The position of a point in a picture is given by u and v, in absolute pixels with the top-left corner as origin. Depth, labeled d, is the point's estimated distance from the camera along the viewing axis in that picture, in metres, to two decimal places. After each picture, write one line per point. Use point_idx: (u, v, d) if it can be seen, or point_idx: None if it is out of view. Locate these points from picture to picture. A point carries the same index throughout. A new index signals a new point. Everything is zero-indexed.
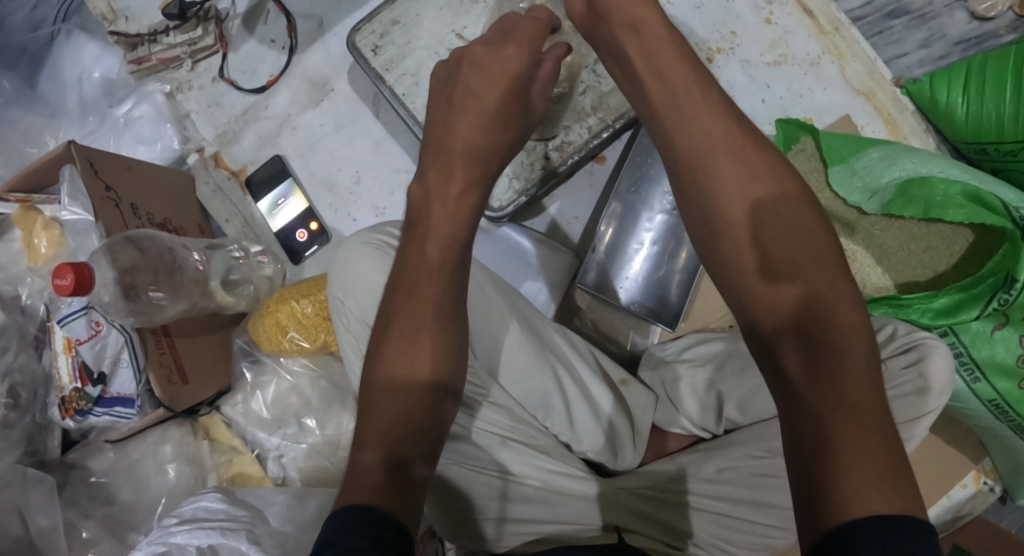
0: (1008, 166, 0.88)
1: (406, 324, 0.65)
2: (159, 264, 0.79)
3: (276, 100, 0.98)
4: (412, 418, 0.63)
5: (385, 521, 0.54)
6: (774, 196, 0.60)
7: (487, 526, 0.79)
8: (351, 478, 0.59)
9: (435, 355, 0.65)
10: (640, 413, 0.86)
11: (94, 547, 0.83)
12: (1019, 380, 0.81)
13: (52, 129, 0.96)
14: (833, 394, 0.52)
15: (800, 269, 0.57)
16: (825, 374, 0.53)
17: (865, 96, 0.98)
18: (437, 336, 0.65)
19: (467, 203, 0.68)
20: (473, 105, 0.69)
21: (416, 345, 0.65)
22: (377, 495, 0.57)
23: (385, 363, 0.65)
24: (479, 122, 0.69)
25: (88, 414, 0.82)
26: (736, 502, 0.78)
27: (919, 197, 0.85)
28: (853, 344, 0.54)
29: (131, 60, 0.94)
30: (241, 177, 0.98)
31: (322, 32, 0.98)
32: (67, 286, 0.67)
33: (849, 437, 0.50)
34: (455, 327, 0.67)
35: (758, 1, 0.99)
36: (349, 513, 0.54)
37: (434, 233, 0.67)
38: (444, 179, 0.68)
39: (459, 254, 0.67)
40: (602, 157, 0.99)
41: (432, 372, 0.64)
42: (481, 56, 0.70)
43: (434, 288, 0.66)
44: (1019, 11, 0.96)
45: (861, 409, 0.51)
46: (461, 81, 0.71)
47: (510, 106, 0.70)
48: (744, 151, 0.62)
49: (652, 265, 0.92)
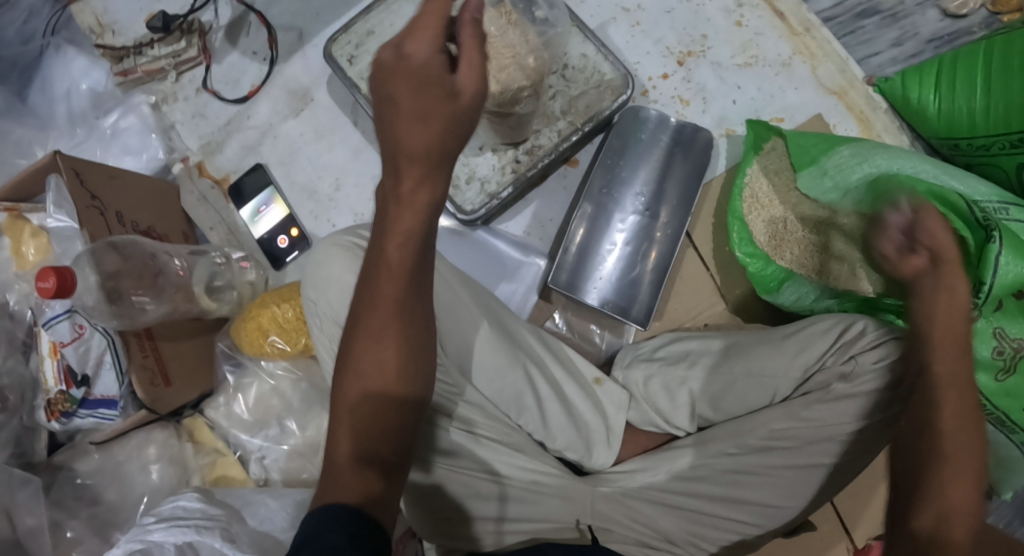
0: (980, 160, 0.90)
1: (373, 322, 0.64)
2: (143, 269, 0.82)
3: (259, 110, 1.01)
4: (382, 419, 0.64)
5: (357, 521, 0.58)
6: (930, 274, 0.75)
7: (472, 525, 0.81)
8: (336, 481, 0.62)
9: (405, 359, 0.65)
10: (614, 411, 0.88)
11: (78, 546, 0.85)
12: (995, 373, 0.83)
13: (41, 140, 0.99)
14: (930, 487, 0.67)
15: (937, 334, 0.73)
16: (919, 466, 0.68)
17: (837, 96, 0.98)
18: (403, 332, 0.64)
19: (423, 198, 0.61)
20: (390, 112, 0.60)
21: (383, 344, 0.64)
22: (359, 495, 0.60)
23: (354, 363, 0.64)
24: (412, 125, 0.60)
25: (74, 417, 0.84)
26: (710, 499, 0.81)
27: (885, 203, 0.86)
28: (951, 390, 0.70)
29: (118, 72, 0.98)
30: (223, 186, 1.00)
31: (302, 43, 1.01)
32: (50, 288, 0.70)
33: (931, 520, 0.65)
34: (419, 322, 0.65)
35: (729, 5, 1.00)
36: (325, 514, 0.58)
37: (393, 232, 0.62)
38: (396, 181, 0.61)
39: (419, 250, 0.63)
40: (575, 160, 0.97)
41: (400, 370, 0.65)
42: (384, 63, 0.61)
43: (396, 288, 0.63)
44: (992, 7, 0.96)
45: (962, 503, 0.65)
46: (377, 93, 0.61)
47: (439, 101, 0.60)
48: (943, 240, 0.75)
49: (624, 265, 0.93)
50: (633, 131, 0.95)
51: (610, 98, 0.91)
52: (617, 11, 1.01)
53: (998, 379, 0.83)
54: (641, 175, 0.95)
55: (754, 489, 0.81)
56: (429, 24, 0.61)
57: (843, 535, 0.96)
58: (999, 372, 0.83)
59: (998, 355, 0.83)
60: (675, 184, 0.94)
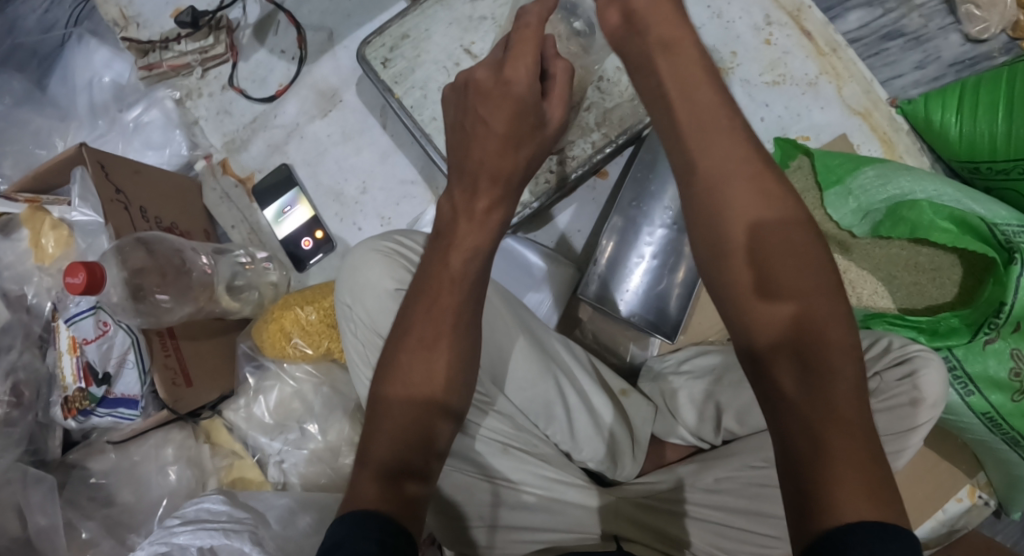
0: (999, 184, 0.91)
1: (425, 330, 0.64)
2: (167, 266, 0.80)
3: (286, 109, 1.00)
4: (423, 427, 0.62)
5: (388, 524, 0.55)
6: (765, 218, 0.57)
7: (478, 533, 0.81)
8: (365, 476, 0.60)
9: (451, 370, 0.64)
10: (640, 422, 0.88)
11: (93, 547, 0.83)
12: (1012, 393, 0.84)
13: (61, 131, 0.97)
14: (824, 409, 0.52)
15: (808, 295, 0.55)
16: (808, 387, 0.53)
17: (862, 116, 1.00)
18: (456, 345, 0.64)
19: (495, 216, 0.67)
20: (481, 131, 0.67)
21: (436, 353, 0.64)
22: (384, 497, 0.58)
23: (402, 373, 0.63)
24: (492, 146, 0.67)
25: (91, 415, 0.82)
26: (733, 512, 0.80)
27: (907, 219, 0.89)
28: (830, 355, 0.53)
29: (142, 66, 0.96)
30: (247, 184, 0.98)
31: (332, 44, 1.00)
32: (79, 284, 0.68)
33: (844, 453, 0.50)
34: (468, 335, 0.65)
35: (758, 22, 1.02)
36: (356, 513, 0.56)
37: (460, 245, 0.66)
38: (471, 196, 0.66)
39: (482, 267, 0.66)
40: (605, 172, 1.01)
41: (449, 382, 0.64)
42: (484, 83, 0.68)
43: (456, 297, 0.64)
44: (1012, 33, 0.99)
45: (847, 420, 0.52)
46: (470, 110, 0.69)
47: (522, 126, 0.67)
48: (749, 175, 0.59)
49: (652, 279, 0.94)
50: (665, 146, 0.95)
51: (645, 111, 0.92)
52: None
53: (1014, 400, 0.84)
54: (670, 189, 0.95)
55: (770, 503, 0.79)
56: (529, 48, 0.69)
57: None
58: (1015, 393, 0.84)
59: (1015, 376, 0.83)
60: None
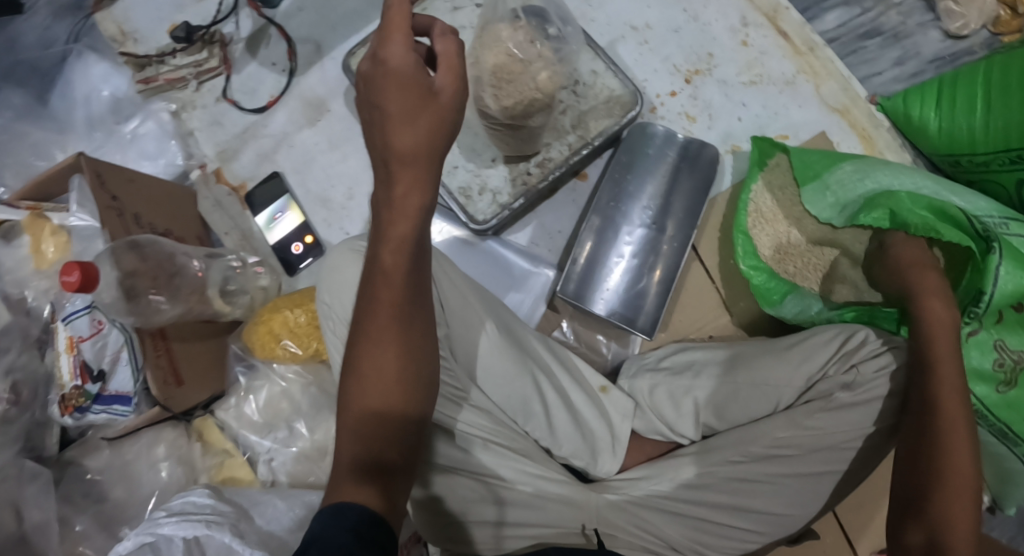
0: (981, 176, 0.91)
1: (370, 324, 0.63)
2: (159, 269, 0.83)
3: (276, 119, 1.03)
4: (386, 419, 0.63)
5: (371, 518, 0.57)
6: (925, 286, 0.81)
7: (470, 529, 0.80)
8: (343, 477, 0.60)
9: (403, 361, 0.63)
10: (619, 419, 0.89)
11: (86, 540, 0.86)
12: (997, 385, 0.83)
13: (61, 143, 1.01)
14: (943, 468, 0.70)
15: (948, 365, 0.74)
16: (945, 451, 0.70)
17: (841, 113, 1.01)
18: (401, 334, 0.63)
19: (416, 201, 0.62)
20: (382, 119, 0.62)
21: (382, 345, 0.63)
22: (369, 495, 0.59)
23: (354, 368, 0.63)
24: (400, 129, 0.61)
25: (87, 412, 0.84)
26: (714, 507, 0.82)
27: (884, 205, 0.88)
28: (957, 413, 0.72)
29: (140, 79, 1.02)
30: (240, 192, 1.02)
31: (320, 56, 1.04)
32: (74, 282, 0.71)
33: (948, 507, 0.68)
34: (418, 326, 0.64)
35: (734, 25, 1.03)
36: (342, 508, 0.57)
37: (388, 237, 0.62)
38: (388, 184, 0.62)
39: (414, 252, 0.63)
40: (585, 174, 1.01)
41: (400, 372, 0.63)
42: (368, 74, 0.62)
43: (394, 288, 0.63)
44: (994, 28, 0.98)
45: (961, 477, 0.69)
46: (367, 103, 0.63)
47: (419, 103, 0.61)
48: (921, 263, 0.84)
49: (631, 277, 0.95)
50: (641, 147, 0.97)
51: (620, 112, 0.94)
52: (626, 29, 1.04)
53: (999, 392, 0.83)
54: (648, 189, 0.97)
55: (752, 496, 0.81)
56: (401, 28, 0.62)
57: (845, 546, 0.95)
58: (1001, 384, 0.83)
59: (998, 367, 0.83)
60: (682, 200, 0.96)
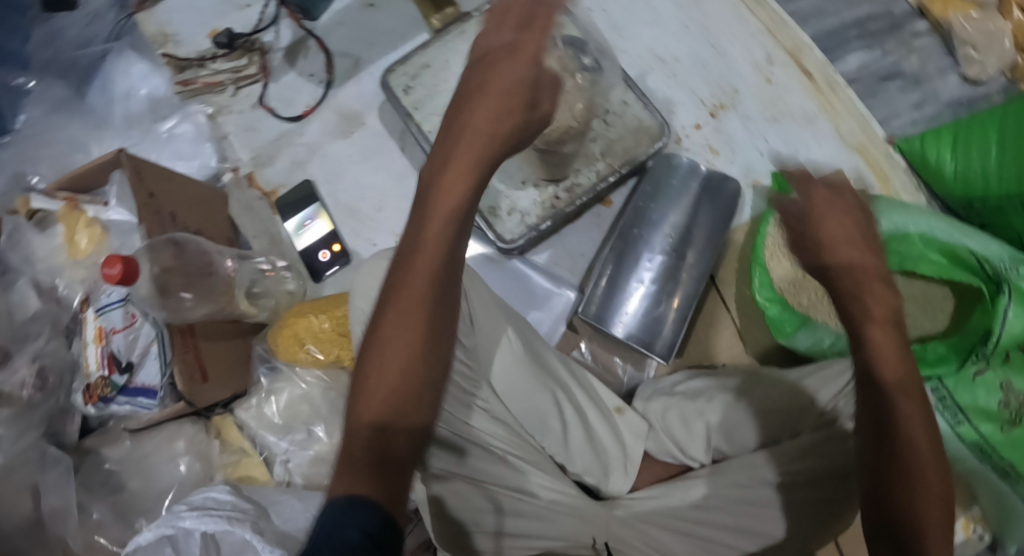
0: (993, 221, 0.94)
1: (405, 290, 0.61)
2: (191, 267, 0.85)
3: (310, 129, 1.06)
4: (406, 389, 0.60)
5: (366, 505, 0.52)
6: (861, 267, 0.72)
7: (481, 539, 0.80)
8: (349, 464, 0.56)
9: (427, 330, 0.61)
10: (633, 441, 0.91)
11: (103, 529, 0.87)
12: (1002, 424, 0.86)
13: (96, 138, 1.04)
14: (914, 480, 0.64)
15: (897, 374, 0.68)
16: (914, 461, 0.65)
17: (859, 152, 1.05)
18: (427, 304, 0.61)
19: (467, 179, 0.63)
20: (476, 99, 0.66)
21: (410, 309, 0.61)
22: (370, 483, 0.54)
23: (381, 335, 0.61)
24: (489, 114, 0.65)
25: (110, 402, 0.85)
26: (721, 528, 0.82)
27: (896, 251, 0.94)
28: (919, 421, 0.66)
29: (179, 81, 1.05)
30: (271, 198, 1.04)
31: (358, 70, 1.07)
32: (115, 276, 0.72)
33: (928, 520, 0.63)
34: (449, 301, 0.63)
35: (759, 62, 1.07)
36: (337, 499, 0.52)
37: (436, 205, 0.63)
38: (451, 148, 0.64)
39: (458, 230, 0.63)
40: (609, 201, 1.04)
41: (421, 342, 0.61)
42: (491, 60, 0.68)
43: (431, 259, 0.62)
44: (1011, 75, 1.04)
45: (931, 492, 0.64)
46: (473, 85, 0.67)
47: (511, 101, 0.66)
48: (852, 241, 0.73)
49: (651, 303, 0.97)
50: (666, 177, 1.00)
51: (648, 143, 0.97)
52: (655, 60, 1.08)
53: (1004, 431, 0.86)
54: (670, 218, 0.99)
55: (758, 519, 0.82)
56: (536, 33, 0.68)
57: None
58: (1005, 422, 0.86)
59: (1004, 407, 0.86)
60: (704, 229, 0.99)
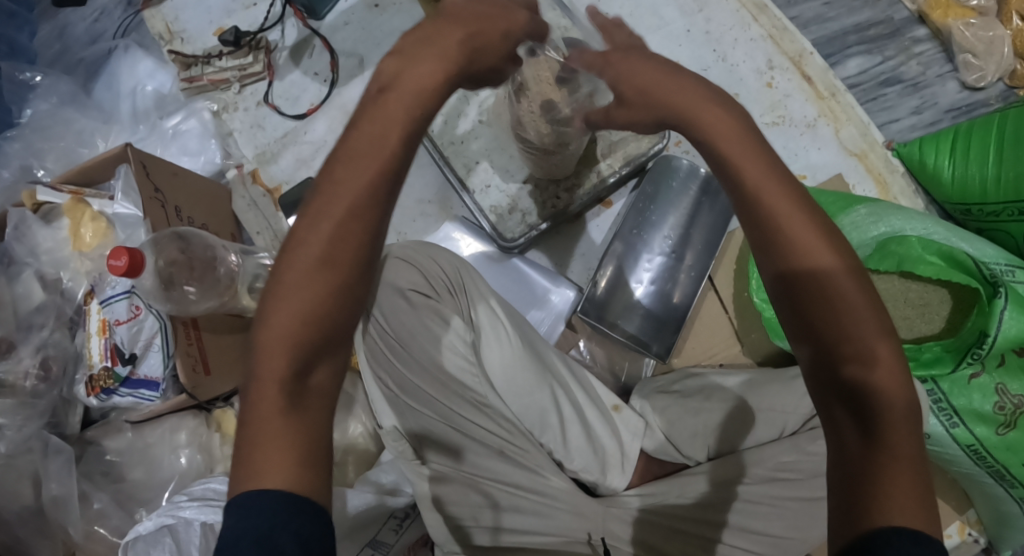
0: (989, 225, 0.95)
1: (323, 217, 0.56)
2: (198, 259, 0.85)
3: (315, 127, 1.07)
4: (315, 323, 0.55)
5: (288, 500, 0.51)
6: (829, 271, 0.56)
7: (476, 535, 0.83)
8: (268, 442, 0.53)
9: (334, 257, 0.56)
10: (630, 438, 0.91)
11: (105, 518, 0.88)
12: (997, 427, 0.87)
13: (104, 132, 1.04)
14: (877, 431, 0.53)
15: (850, 303, 0.55)
16: (867, 407, 0.53)
17: (858, 157, 1.06)
18: (338, 233, 0.56)
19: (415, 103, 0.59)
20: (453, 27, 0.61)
21: (321, 232, 0.56)
22: (294, 473, 0.52)
23: (290, 268, 0.56)
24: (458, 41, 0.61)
25: (113, 394, 0.86)
26: (715, 524, 0.82)
27: (895, 254, 0.93)
28: (883, 366, 0.54)
29: (184, 78, 1.05)
30: (274, 195, 1.05)
31: (362, 69, 1.08)
32: (120, 267, 0.73)
33: (889, 474, 0.52)
34: (361, 228, 0.57)
35: (761, 67, 1.08)
36: (255, 497, 0.51)
37: (373, 124, 0.58)
38: (412, 65, 0.59)
39: (399, 156, 0.58)
40: (609, 202, 1.04)
41: (330, 275, 0.56)
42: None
43: (354, 184, 0.56)
44: (1009, 81, 1.04)
45: (901, 448, 0.52)
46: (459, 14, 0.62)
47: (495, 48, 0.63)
48: (820, 231, 0.57)
49: (652, 303, 0.99)
50: (666, 179, 1.00)
51: (648, 145, 0.98)
52: None
53: (999, 434, 0.87)
54: (670, 220, 1.00)
55: (753, 518, 0.82)
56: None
57: None
58: (1001, 426, 0.87)
59: (999, 410, 0.86)
60: (702, 231, 1.00)
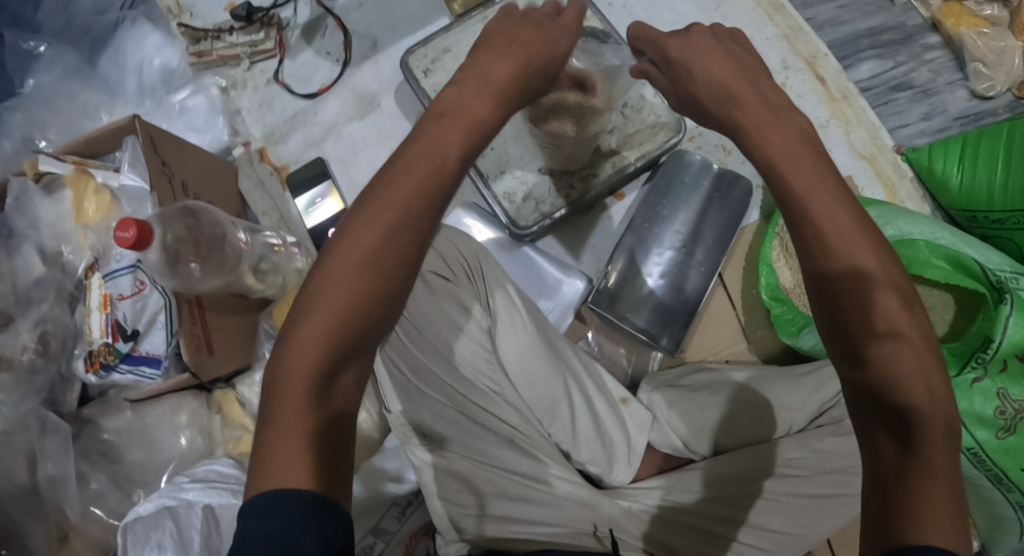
0: (994, 232, 0.96)
1: (357, 240, 0.58)
2: (203, 235, 0.82)
3: (326, 108, 1.05)
4: (339, 339, 0.57)
5: (298, 507, 0.51)
6: (873, 277, 0.57)
7: (466, 520, 0.81)
8: (280, 449, 0.53)
9: (365, 279, 0.58)
10: (637, 431, 0.91)
11: (101, 500, 0.85)
12: (997, 430, 0.87)
13: (108, 106, 1.02)
14: (912, 443, 0.53)
15: (897, 316, 0.56)
16: (905, 420, 0.54)
17: (867, 160, 1.07)
18: (368, 255, 0.58)
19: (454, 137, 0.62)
20: (490, 64, 0.65)
21: (355, 255, 0.58)
22: (305, 476, 0.53)
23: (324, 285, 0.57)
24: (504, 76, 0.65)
25: (113, 371, 0.83)
26: (718, 519, 0.82)
27: (904, 256, 0.95)
28: (923, 380, 0.54)
29: (193, 52, 1.02)
30: (282, 173, 1.03)
31: (376, 52, 1.06)
32: (129, 239, 0.71)
33: (923, 488, 0.52)
34: (395, 252, 0.59)
35: (775, 67, 1.09)
36: (274, 501, 0.51)
37: (418, 153, 0.61)
38: (452, 98, 0.63)
39: (434, 188, 0.61)
40: (622, 194, 1.04)
41: (361, 292, 0.58)
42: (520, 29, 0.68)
43: (394, 212, 0.59)
44: (1017, 92, 1.06)
45: (934, 464, 0.52)
46: (497, 46, 0.67)
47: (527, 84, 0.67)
48: (872, 248, 0.58)
49: (664, 295, 0.98)
50: (678, 174, 1.00)
51: (663, 139, 0.98)
52: None
53: (999, 438, 0.87)
54: (682, 214, 1.00)
55: (757, 514, 0.82)
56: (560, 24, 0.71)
57: None
58: (1000, 430, 0.87)
59: (1000, 414, 0.87)
60: (713, 226, 1.00)
